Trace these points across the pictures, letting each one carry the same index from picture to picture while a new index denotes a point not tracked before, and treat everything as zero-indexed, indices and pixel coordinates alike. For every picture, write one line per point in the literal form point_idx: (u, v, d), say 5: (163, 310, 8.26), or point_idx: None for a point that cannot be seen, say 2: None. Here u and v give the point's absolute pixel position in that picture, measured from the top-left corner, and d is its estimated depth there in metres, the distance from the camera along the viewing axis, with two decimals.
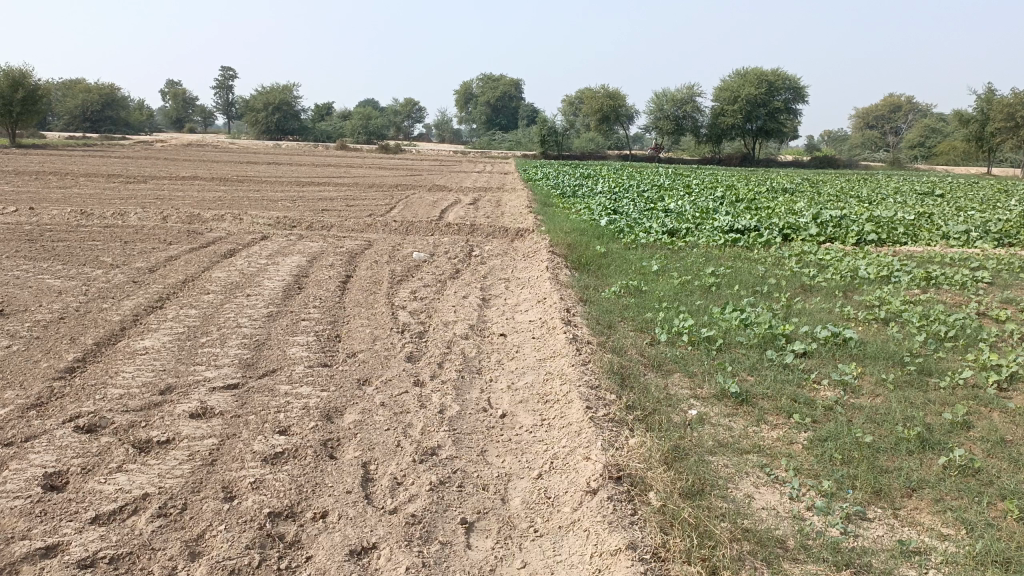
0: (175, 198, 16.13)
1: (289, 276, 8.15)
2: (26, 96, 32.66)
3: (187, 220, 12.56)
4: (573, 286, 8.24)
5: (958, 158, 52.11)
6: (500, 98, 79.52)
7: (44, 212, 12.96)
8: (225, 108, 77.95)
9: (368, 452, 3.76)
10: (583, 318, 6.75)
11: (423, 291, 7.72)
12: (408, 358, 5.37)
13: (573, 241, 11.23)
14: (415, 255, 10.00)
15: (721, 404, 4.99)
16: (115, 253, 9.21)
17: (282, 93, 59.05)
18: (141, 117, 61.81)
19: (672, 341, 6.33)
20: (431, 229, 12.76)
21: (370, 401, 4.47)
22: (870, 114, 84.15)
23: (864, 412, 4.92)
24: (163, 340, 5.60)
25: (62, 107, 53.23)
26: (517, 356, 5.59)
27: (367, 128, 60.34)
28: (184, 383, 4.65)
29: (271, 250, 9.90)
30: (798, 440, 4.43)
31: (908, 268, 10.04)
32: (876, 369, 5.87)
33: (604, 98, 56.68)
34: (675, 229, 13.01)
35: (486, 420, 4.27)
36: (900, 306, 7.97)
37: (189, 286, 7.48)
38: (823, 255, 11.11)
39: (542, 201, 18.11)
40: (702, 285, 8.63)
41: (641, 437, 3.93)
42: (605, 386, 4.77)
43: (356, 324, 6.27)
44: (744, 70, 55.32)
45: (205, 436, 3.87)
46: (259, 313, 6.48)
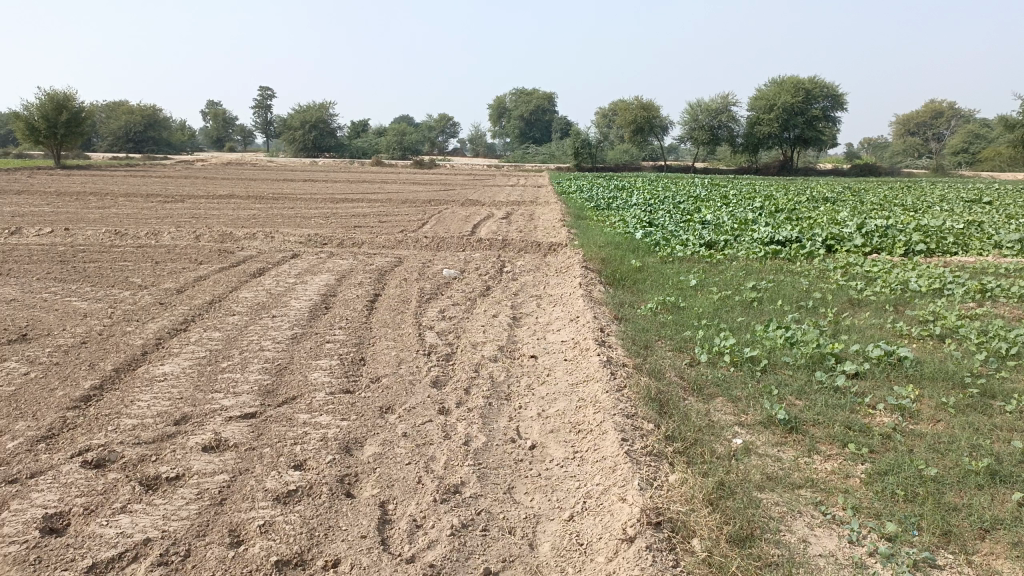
0: (209, 216, 16.19)
1: (316, 296, 7.99)
2: (70, 119, 33.39)
3: (219, 238, 12.55)
4: (608, 302, 7.93)
5: (1005, 163, 50.67)
6: (534, 112, 79.63)
7: (79, 232, 13.04)
8: (263, 127, 79.35)
9: (387, 490, 3.51)
10: (618, 338, 6.44)
11: (452, 310, 7.49)
12: (434, 383, 5.12)
13: (607, 255, 10.93)
14: (446, 272, 9.80)
15: (768, 432, 4.64)
16: (145, 274, 9.16)
17: (318, 111, 59.83)
18: (182, 137, 62.96)
19: (713, 363, 5.99)
20: (462, 245, 12.56)
21: (391, 431, 4.22)
22: (911, 121, 82.42)
23: (926, 441, 4.54)
24: (183, 365, 5.43)
25: (106, 129, 54.66)
26: (548, 380, 5.31)
27: (402, 143, 60.76)
28: (199, 412, 4.45)
29: (300, 268, 9.77)
30: (854, 474, 4.07)
31: (962, 280, 9.54)
32: (935, 392, 5.47)
33: (638, 109, 56.22)
34: (713, 242, 12.62)
35: (515, 452, 4.00)
36: (957, 321, 7.51)
37: (214, 307, 7.34)
38: (870, 267, 10.64)
39: (575, 215, 17.83)
40: (743, 301, 8.27)
41: (683, 474, 3.61)
42: (643, 413, 4.46)
43: (381, 346, 6.05)
44: (782, 79, 54.52)
45: (216, 472, 3.66)
46: (283, 335, 6.29)
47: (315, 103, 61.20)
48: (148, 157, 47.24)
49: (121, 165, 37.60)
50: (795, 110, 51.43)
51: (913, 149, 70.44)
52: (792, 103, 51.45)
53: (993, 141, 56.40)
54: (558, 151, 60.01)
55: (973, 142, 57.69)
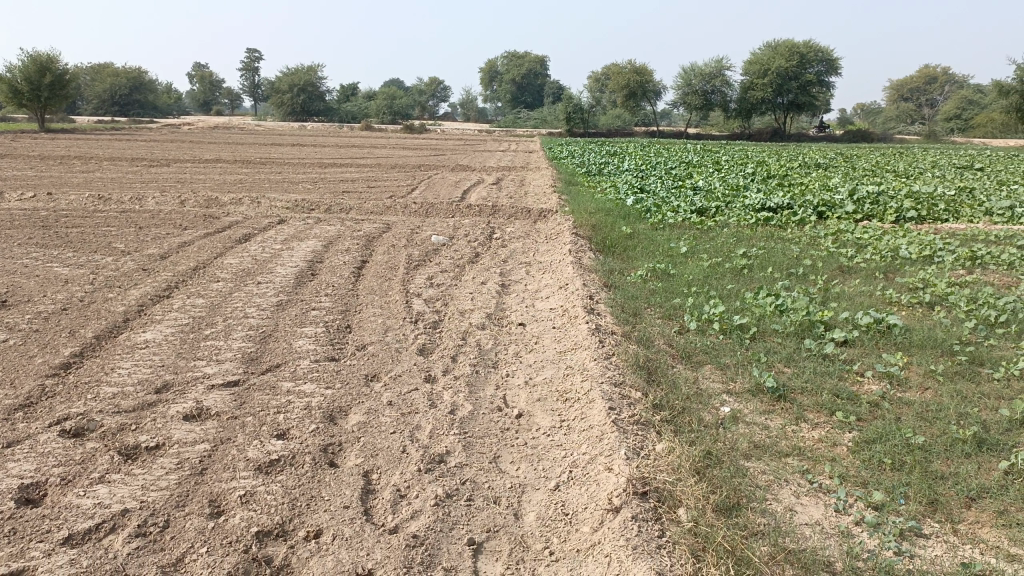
0: (195, 181, 15.97)
1: (302, 262, 7.88)
2: (55, 80, 32.73)
3: (204, 203, 12.37)
4: (597, 270, 7.85)
5: (997, 130, 50.62)
6: (525, 76, 78.77)
7: (62, 197, 12.82)
8: (251, 90, 78.29)
9: (370, 459, 3.46)
10: (607, 305, 6.38)
11: (440, 277, 7.41)
12: (421, 351, 5.06)
13: (598, 222, 10.84)
14: (435, 238, 9.70)
15: (756, 400, 4.62)
16: (128, 239, 9.01)
17: (307, 74, 58.96)
18: (169, 101, 61.96)
19: (702, 331, 5.96)
20: (451, 211, 12.43)
21: (376, 400, 4.17)
22: (905, 87, 81.97)
23: (914, 409, 4.52)
24: (166, 332, 5.35)
25: (91, 91, 53.75)
26: (536, 348, 5.26)
27: (393, 107, 60.02)
28: (181, 380, 4.39)
29: (287, 234, 9.64)
30: (842, 442, 4.05)
31: (952, 247, 9.52)
32: (924, 360, 5.45)
33: (630, 74, 55.66)
34: (704, 208, 12.55)
35: (501, 421, 3.96)
36: (947, 288, 7.49)
37: (198, 273, 7.23)
38: (861, 234, 10.60)
39: (566, 180, 17.68)
40: (734, 268, 8.22)
41: (670, 442, 3.57)
42: (631, 382, 4.41)
43: (368, 313, 5.97)
44: (776, 43, 54.02)
45: (198, 442, 3.61)
46: (268, 302, 6.20)
47: (304, 66, 60.24)
48: (134, 120, 46.51)
49: (106, 129, 37.00)
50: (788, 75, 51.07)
51: (906, 115, 70.06)
52: (785, 68, 51.03)
53: (987, 108, 56.14)
54: (549, 116, 59.46)
55: (966, 109, 57.40)
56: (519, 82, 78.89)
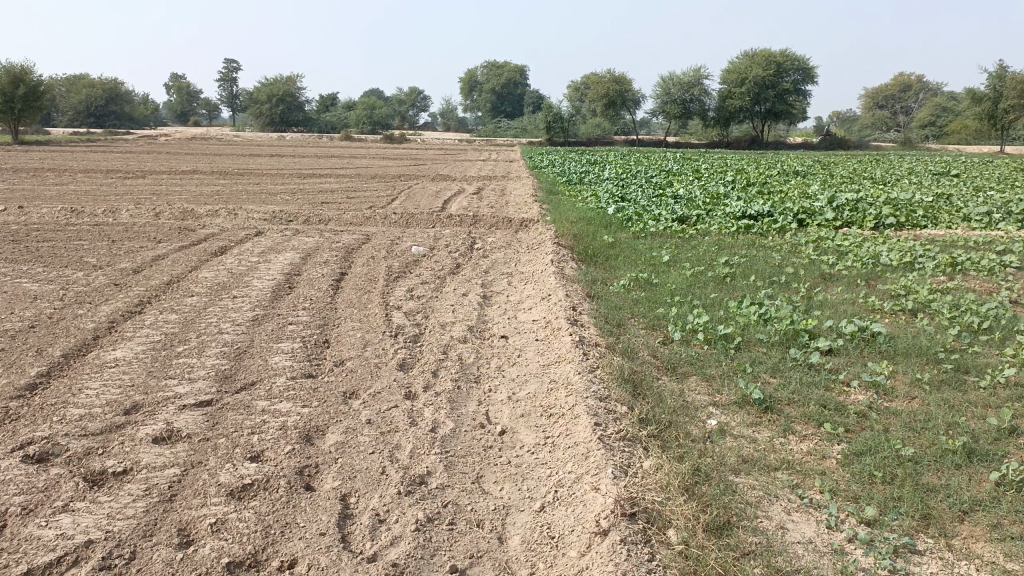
0: (171, 193, 15.74)
1: (280, 275, 7.73)
2: (28, 92, 32.23)
3: (180, 216, 12.16)
4: (580, 280, 7.77)
5: (970, 137, 51.36)
6: (505, 85, 78.94)
7: (34, 210, 12.56)
8: (229, 101, 77.87)
9: (348, 482, 3.34)
10: (590, 316, 6.29)
11: (420, 289, 7.29)
12: (400, 366, 4.93)
13: (579, 231, 10.78)
14: (415, 249, 9.58)
15: (743, 412, 4.53)
16: (100, 253, 8.81)
17: (285, 85, 58.65)
18: (146, 112, 61.34)
19: (686, 341, 5.88)
20: (431, 221, 12.31)
21: (354, 418, 4.04)
22: (880, 94, 83.05)
23: (902, 419, 4.46)
24: (137, 350, 5.19)
25: (65, 103, 53.14)
26: (519, 361, 5.15)
27: (372, 118, 59.83)
28: (151, 400, 4.23)
29: (264, 246, 9.47)
30: (831, 455, 3.98)
31: (933, 253, 9.54)
32: (910, 368, 5.41)
33: (609, 83, 55.91)
34: (685, 216, 12.52)
35: (483, 439, 3.84)
36: (929, 295, 7.48)
37: (172, 288, 7.06)
38: (842, 241, 10.62)
39: (548, 190, 17.63)
40: (716, 277, 8.17)
41: (657, 459, 3.48)
42: (616, 395, 4.32)
43: (346, 327, 5.84)
44: (753, 52, 54.55)
45: (167, 466, 3.46)
46: (244, 317, 6.05)
47: (283, 76, 59.93)
48: (110, 131, 45.99)
49: (81, 140, 36.53)
50: (765, 83, 51.56)
51: (881, 122, 70.86)
52: (762, 77, 51.51)
53: (959, 115, 56.96)
54: (529, 125, 59.55)
55: (940, 116, 58.15)
56: (498, 91, 78.99)
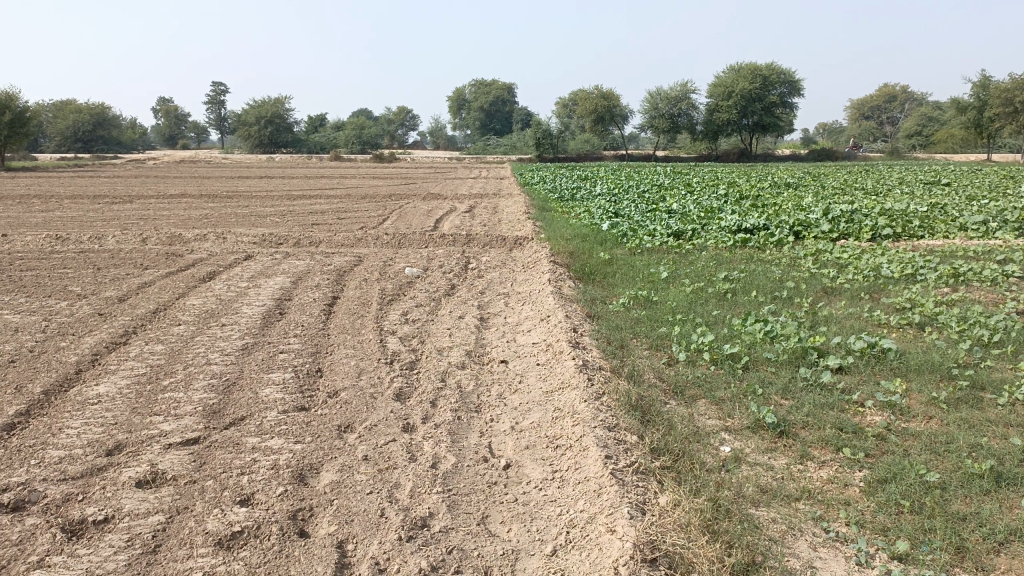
0: (159, 217, 15.52)
1: (271, 300, 7.52)
2: (14, 118, 31.97)
3: (168, 241, 11.94)
4: (579, 299, 7.59)
5: (956, 146, 51.65)
6: (494, 103, 79.20)
7: (18, 238, 12.31)
8: (218, 124, 77.92)
9: (345, 527, 3.12)
10: (591, 337, 6.10)
11: (415, 312, 7.09)
12: (397, 396, 4.71)
13: (575, 248, 10.61)
14: (408, 271, 9.39)
15: (757, 438, 4.34)
16: (85, 282, 8.57)
17: (273, 107, 58.57)
18: (133, 136, 61.09)
19: (692, 361, 5.70)
20: (424, 241, 12.13)
21: (350, 454, 3.82)
22: (865, 105, 83.65)
23: (922, 440, 4.28)
24: (121, 384, 4.95)
25: (53, 128, 52.88)
26: (521, 388, 4.94)
27: (362, 137, 59.75)
28: (135, 440, 4.01)
29: (253, 270, 9.26)
30: (853, 483, 3.78)
31: (934, 264, 9.40)
32: (924, 386, 5.23)
33: (597, 99, 56.10)
34: (680, 231, 12.37)
35: (488, 474, 3.64)
36: (934, 308, 7.31)
37: (158, 316, 6.83)
38: (840, 253, 10.49)
39: (540, 207, 17.48)
40: (717, 293, 8.01)
41: (674, 495, 3.28)
42: (624, 424, 4.12)
43: (340, 355, 5.62)
44: (739, 66, 54.88)
45: (151, 513, 3.24)
46: (233, 346, 5.83)
47: (271, 97, 59.86)
48: (98, 156, 45.74)
49: (68, 166, 36.24)
50: (752, 96, 51.83)
51: (867, 133, 71.23)
52: (749, 89, 51.77)
53: (944, 125, 57.34)
54: (519, 142, 59.61)
55: (926, 126, 58.52)
56: (486, 109, 79.17)
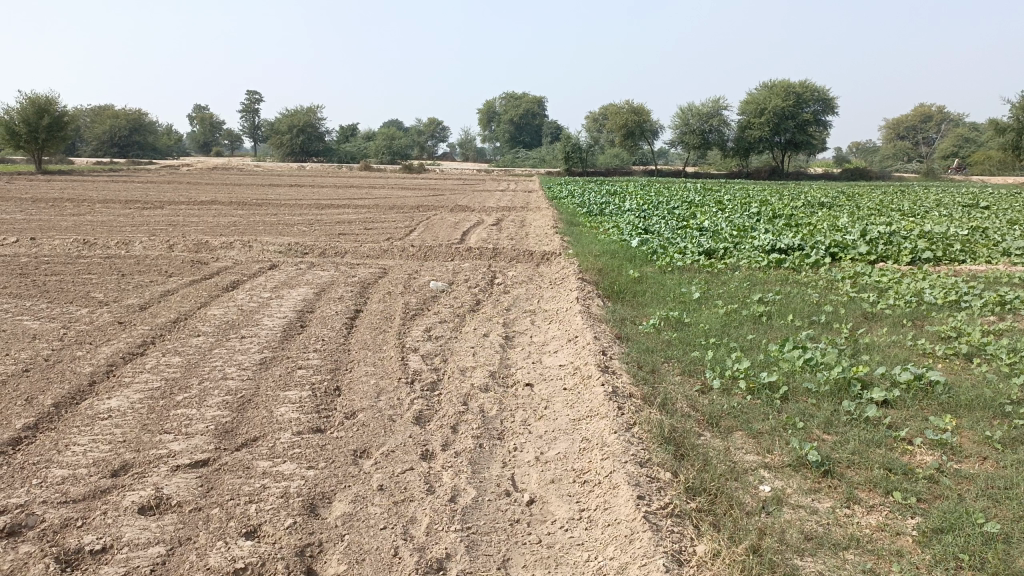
0: (187, 223, 15.55)
1: (292, 312, 7.36)
2: (52, 123, 32.48)
3: (194, 248, 11.89)
4: (608, 319, 7.34)
5: (995, 168, 50.57)
6: (524, 116, 79.29)
7: (47, 241, 12.34)
8: (251, 132, 78.99)
9: (355, 566, 2.91)
10: (621, 361, 5.85)
11: (438, 328, 6.90)
12: (417, 420, 4.49)
13: (604, 265, 10.37)
14: (433, 284, 9.21)
15: (799, 477, 4.05)
16: (108, 288, 8.49)
17: (306, 116, 59.12)
18: (168, 142, 61.96)
19: (728, 390, 5.42)
20: (450, 254, 11.95)
21: (364, 484, 3.60)
22: (901, 125, 82.48)
23: (978, 484, 3.96)
24: (133, 399, 4.79)
25: (90, 133, 53.81)
26: (546, 414, 4.70)
27: (392, 148, 60.04)
28: (142, 460, 3.83)
29: (276, 281, 9.14)
30: (906, 531, 3.49)
31: (978, 291, 9.01)
32: (976, 423, 4.89)
33: (628, 114, 55.83)
34: (712, 249, 12.07)
35: (511, 510, 3.40)
36: (982, 338, 6.95)
37: (178, 326, 6.70)
38: (879, 276, 10.12)
39: (568, 221, 17.28)
40: (751, 315, 7.71)
41: (712, 544, 3.02)
42: (657, 459, 3.86)
43: (360, 373, 5.42)
44: (771, 82, 54.35)
45: (152, 544, 3.05)
46: (250, 360, 5.66)
47: (303, 107, 60.44)
48: (132, 162, 46.37)
49: (104, 170, 36.74)
50: (785, 114, 51.24)
51: (902, 153, 70.26)
52: (782, 107, 51.20)
53: (982, 146, 56.21)
54: (548, 156, 59.57)
55: (963, 147, 57.44)
56: (516, 122, 79.21)
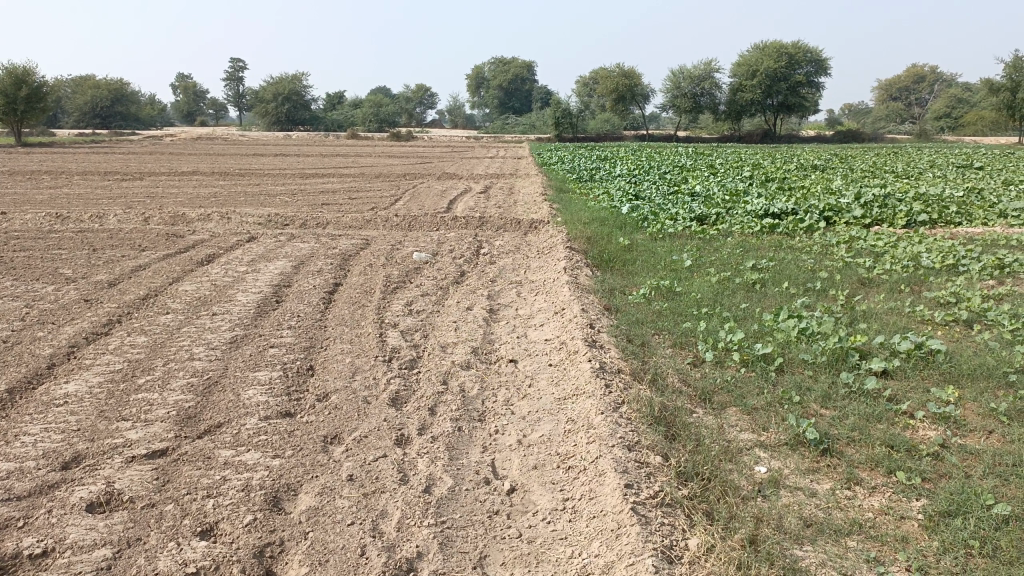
0: (167, 195, 15.15)
1: (268, 287, 7.07)
2: (31, 94, 31.60)
3: (171, 220, 11.54)
4: (597, 289, 7.09)
5: (986, 128, 50.23)
6: (513, 81, 78.24)
7: (19, 216, 11.94)
8: (237, 101, 77.90)
9: (317, 568, 2.67)
10: (610, 334, 5.60)
11: (420, 302, 6.63)
12: (393, 401, 4.24)
13: (593, 233, 10.10)
14: (416, 255, 8.92)
15: (798, 457, 3.83)
16: (78, 264, 8.17)
17: (291, 83, 58.11)
18: (152, 112, 60.91)
19: (721, 362, 5.19)
20: (436, 223, 11.64)
21: (333, 474, 3.35)
22: (892, 87, 81.86)
23: (985, 460, 3.75)
24: (93, 383, 4.52)
25: (72, 105, 52.74)
26: (530, 394, 4.45)
27: (380, 115, 59.16)
28: (96, 451, 3.58)
29: (254, 254, 8.82)
30: (912, 515, 3.27)
31: (976, 254, 8.77)
32: (981, 395, 4.67)
33: (618, 78, 55.10)
34: (704, 215, 11.80)
35: (490, 501, 3.17)
36: (982, 303, 6.73)
37: (147, 303, 6.41)
38: (875, 240, 9.89)
39: (557, 188, 16.93)
40: (745, 283, 7.47)
41: (705, 538, 2.80)
42: (647, 442, 3.62)
43: (335, 351, 5.16)
44: (763, 44, 53.67)
45: (98, 547, 2.80)
46: (220, 339, 5.38)
47: (288, 74, 59.36)
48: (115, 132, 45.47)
49: (87, 142, 36.11)
50: (777, 76, 50.67)
51: (894, 115, 69.46)
52: (773, 68, 50.62)
53: (975, 106, 55.77)
54: (538, 121, 58.93)
55: (954, 108, 56.95)
56: (504, 88, 78.16)
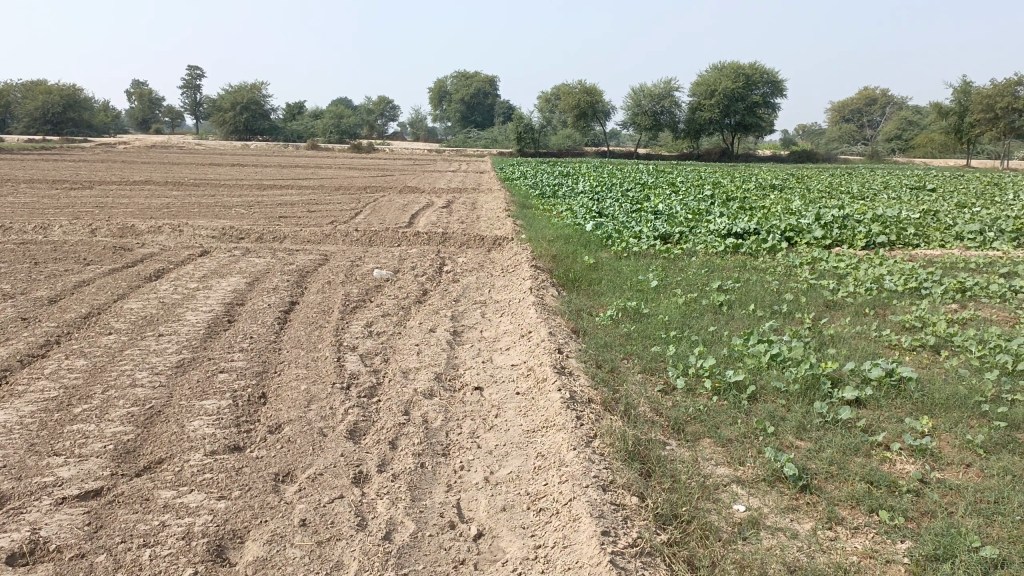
0: (116, 205, 14.60)
1: (219, 305, 6.74)
2: None
3: (119, 233, 11.07)
4: (563, 311, 6.91)
5: (936, 150, 51.54)
6: (475, 95, 78.25)
7: None
8: (194, 109, 76.59)
9: None
10: (578, 360, 5.41)
11: (380, 323, 6.37)
12: (351, 434, 3.98)
13: (557, 251, 9.94)
14: (377, 272, 8.64)
15: (776, 494, 3.66)
16: (15, 279, 7.72)
17: (250, 93, 57.24)
18: (105, 118, 59.47)
19: (692, 390, 5.03)
20: (397, 239, 11.37)
21: (284, 518, 3.08)
22: (846, 108, 83.81)
23: (966, 497, 3.62)
24: (23, 412, 4.17)
25: (21, 109, 51.17)
26: (497, 425, 4.23)
27: (340, 127, 58.59)
28: (22, 491, 3.25)
29: (206, 269, 8.46)
30: (897, 559, 3.13)
31: (937, 277, 8.79)
32: (955, 426, 4.57)
33: (580, 94, 55.46)
34: (668, 233, 11.73)
35: (455, 549, 2.94)
36: (947, 328, 6.69)
37: (88, 323, 6.04)
38: (837, 261, 9.90)
39: (520, 204, 16.80)
40: (712, 305, 7.36)
41: None
42: (622, 480, 3.43)
43: (290, 376, 4.88)
44: (722, 65, 54.51)
45: None
46: (166, 363, 5.05)
47: (247, 83, 58.49)
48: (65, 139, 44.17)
49: (35, 148, 35.02)
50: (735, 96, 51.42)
51: (848, 136, 70.93)
52: (731, 88, 51.39)
53: (925, 130, 57.28)
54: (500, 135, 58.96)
55: (906, 130, 58.43)
56: (466, 101, 78.14)
